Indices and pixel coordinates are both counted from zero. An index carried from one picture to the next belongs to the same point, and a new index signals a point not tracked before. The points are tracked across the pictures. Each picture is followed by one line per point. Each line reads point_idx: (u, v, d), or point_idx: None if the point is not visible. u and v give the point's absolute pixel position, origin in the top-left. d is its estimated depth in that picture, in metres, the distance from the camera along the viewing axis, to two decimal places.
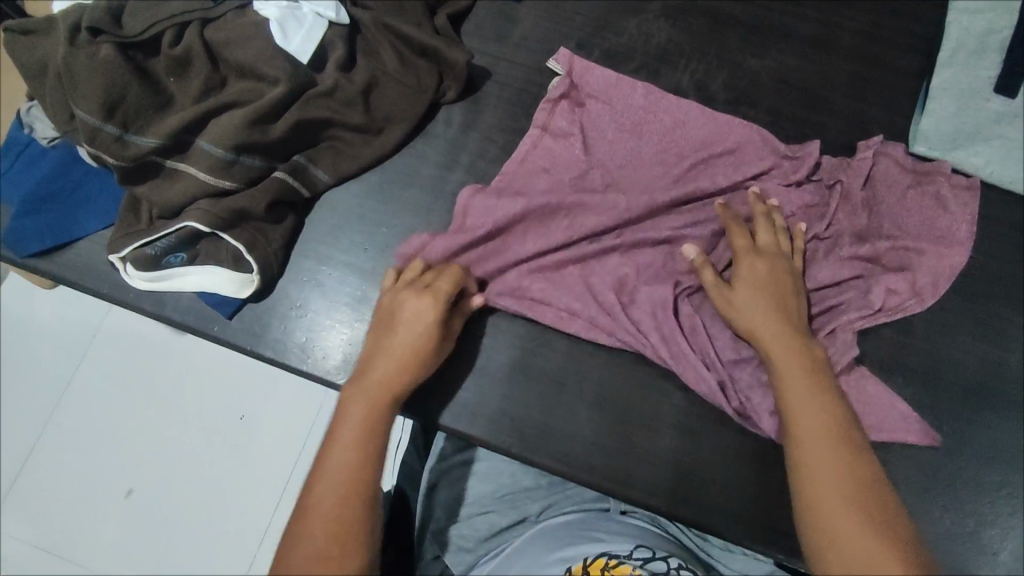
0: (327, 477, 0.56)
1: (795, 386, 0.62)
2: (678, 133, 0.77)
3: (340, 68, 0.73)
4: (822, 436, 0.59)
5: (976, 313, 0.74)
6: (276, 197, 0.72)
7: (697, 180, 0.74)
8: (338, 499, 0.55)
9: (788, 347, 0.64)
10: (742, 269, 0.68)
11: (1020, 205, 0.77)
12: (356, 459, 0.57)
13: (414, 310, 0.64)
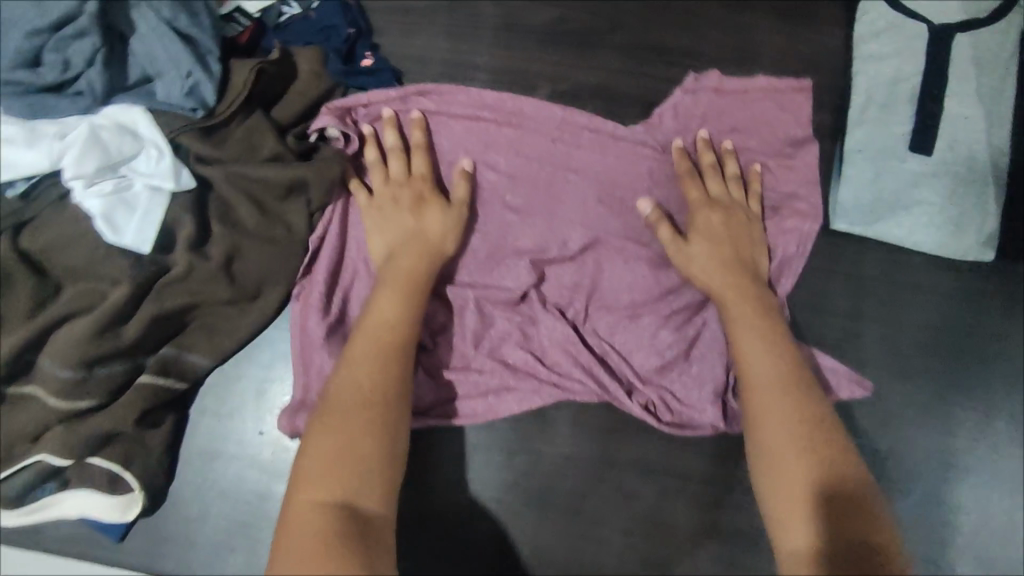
0: (318, 433, 0.58)
1: (763, 371, 0.63)
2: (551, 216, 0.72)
3: (192, 247, 0.64)
4: (800, 409, 0.60)
5: (912, 394, 0.71)
6: (145, 406, 0.64)
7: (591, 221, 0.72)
8: (356, 409, 0.59)
9: (747, 299, 0.66)
10: (698, 220, 0.69)
11: (946, 269, 0.73)
12: (355, 406, 0.60)
13: (405, 167, 0.71)
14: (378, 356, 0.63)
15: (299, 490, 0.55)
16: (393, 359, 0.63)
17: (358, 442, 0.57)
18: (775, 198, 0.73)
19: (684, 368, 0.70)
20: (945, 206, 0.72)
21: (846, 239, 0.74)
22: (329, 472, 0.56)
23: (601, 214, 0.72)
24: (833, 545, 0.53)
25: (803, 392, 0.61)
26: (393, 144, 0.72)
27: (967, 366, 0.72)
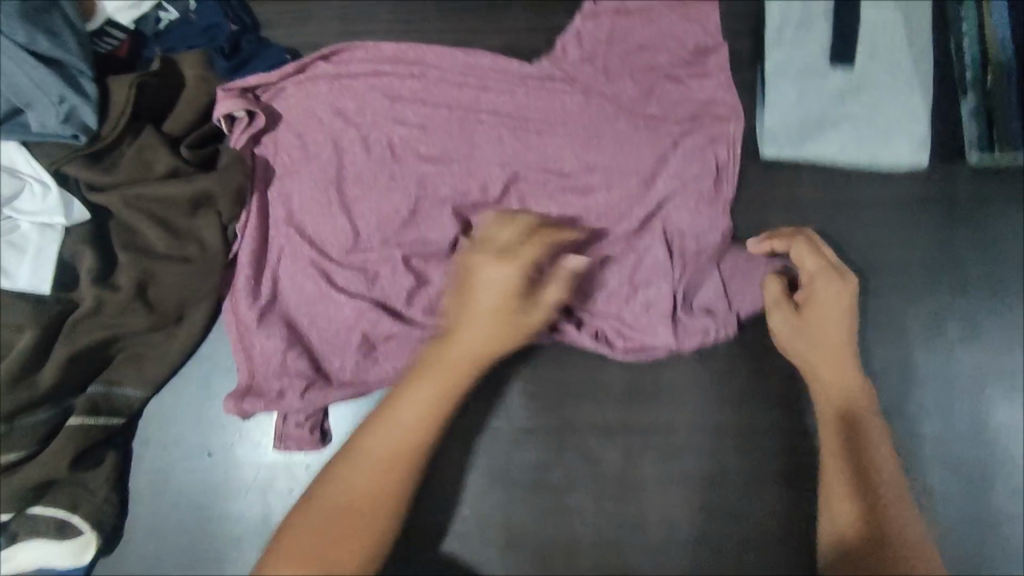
0: (416, 391, 0.57)
1: (834, 321, 0.64)
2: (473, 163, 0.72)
3: (96, 280, 0.62)
4: (850, 380, 0.63)
5: (866, 313, 0.69)
6: (79, 448, 0.62)
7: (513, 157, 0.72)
8: (377, 465, 0.54)
9: (828, 294, 0.64)
10: (817, 296, 0.65)
11: (883, 181, 0.71)
12: (442, 404, 0.57)
13: (507, 248, 0.61)
14: (441, 382, 0.58)
15: (312, 508, 0.52)
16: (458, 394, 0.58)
17: (407, 463, 0.55)
18: (697, 133, 0.71)
19: (631, 299, 0.69)
20: (874, 115, 0.70)
21: (777, 165, 0.71)
22: (348, 527, 0.52)
23: (520, 159, 0.72)
24: (862, 513, 0.56)
25: (851, 371, 0.64)
26: (491, 262, 0.60)
27: (916, 277, 0.70)
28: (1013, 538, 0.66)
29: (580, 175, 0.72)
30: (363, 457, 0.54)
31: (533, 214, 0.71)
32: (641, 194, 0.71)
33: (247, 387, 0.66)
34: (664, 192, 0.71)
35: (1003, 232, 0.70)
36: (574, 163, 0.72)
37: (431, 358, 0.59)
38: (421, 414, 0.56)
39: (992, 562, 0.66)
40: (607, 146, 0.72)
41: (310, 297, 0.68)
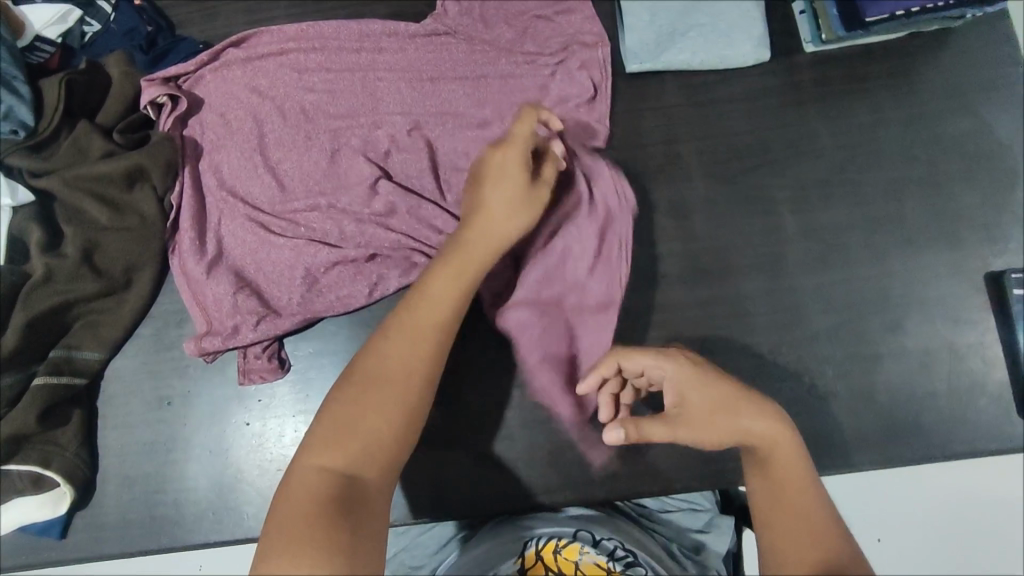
0: (442, 268, 0.60)
1: (705, 406, 0.58)
2: (377, 115, 0.79)
3: (45, 252, 0.69)
4: (741, 408, 0.57)
5: (739, 192, 0.78)
6: (44, 404, 0.68)
7: (414, 106, 0.80)
8: (404, 346, 0.56)
9: (699, 377, 0.59)
10: (680, 379, 0.59)
11: (736, 79, 0.81)
12: (461, 275, 0.60)
13: (513, 138, 0.66)
14: (474, 254, 0.61)
15: (350, 388, 0.53)
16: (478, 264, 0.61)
17: (432, 340, 0.57)
18: (569, 58, 0.80)
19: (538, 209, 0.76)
20: (717, 23, 0.80)
21: (643, 78, 0.81)
22: (378, 406, 0.53)
23: (420, 104, 0.80)
24: (822, 549, 0.50)
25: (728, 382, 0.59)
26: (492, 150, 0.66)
27: (777, 156, 0.79)
28: (895, 368, 0.74)
29: (473, 109, 0.80)
30: (397, 330, 0.57)
31: (434, 148, 0.79)
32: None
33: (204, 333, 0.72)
34: (548, 112, 0.79)
35: (846, 107, 0.80)
36: (465, 99, 0.80)
37: (451, 245, 0.62)
38: (423, 299, 0.58)
39: (881, 392, 0.74)
40: (493, 81, 0.80)
41: (249, 246, 0.75)
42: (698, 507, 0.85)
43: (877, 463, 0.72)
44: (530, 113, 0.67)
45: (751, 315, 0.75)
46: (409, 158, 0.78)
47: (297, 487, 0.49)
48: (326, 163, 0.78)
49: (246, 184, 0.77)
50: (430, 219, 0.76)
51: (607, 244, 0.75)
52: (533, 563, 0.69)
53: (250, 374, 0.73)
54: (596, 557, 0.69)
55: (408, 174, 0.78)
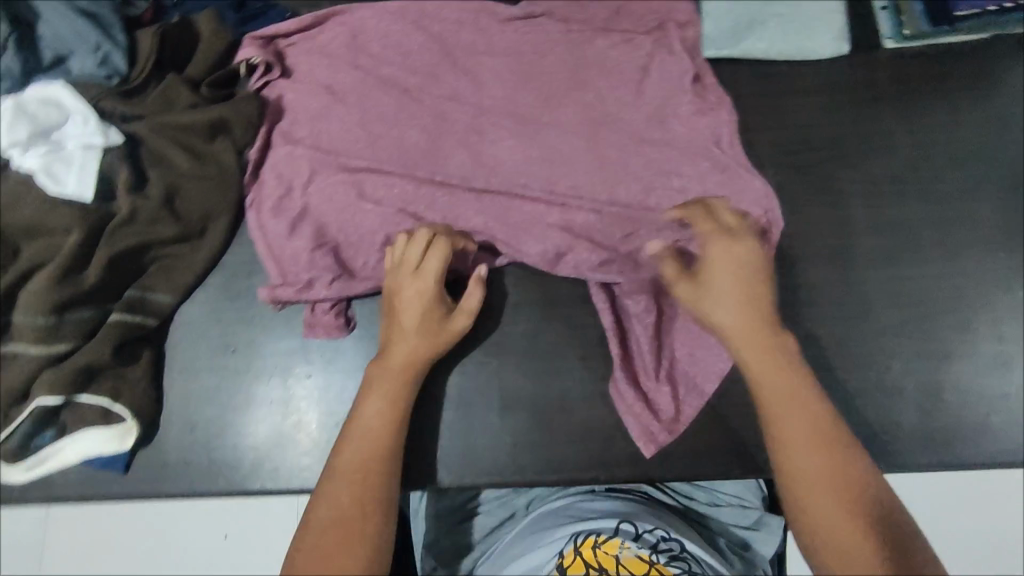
0: (368, 406, 0.67)
1: (738, 297, 0.69)
2: (456, 85, 0.81)
3: (131, 191, 0.71)
4: (773, 364, 0.66)
5: (811, 182, 0.78)
6: (118, 339, 0.70)
7: (492, 79, 0.81)
8: (354, 483, 0.63)
9: (741, 292, 0.69)
10: (711, 253, 0.71)
11: (813, 70, 0.81)
12: (387, 418, 0.67)
13: (419, 263, 0.72)
14: (382, 400, 0.67)
15: (310, 537, 0.60)
16: (396, 399, 0.68)
17: (378, 475, 0.64)
18: (646, 42, 0.81)
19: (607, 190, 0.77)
20: (797, 14, 0.81)
21: (720, 64, 0.82)
22: (343, 543, 0.60)
23: (497, 77, 0.81)
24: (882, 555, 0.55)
25: (768, 331, 0.68)
26: (414, 245, 0.72)
27: (852, 150, 0.78)
28: (964, 369, 0.73)
29: (549, 86, 0.81)
30: (339, 473, 0.63)
31: (510, 119, 0.80)
32: (603, 96, 0.81)
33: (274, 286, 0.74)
34: (624, 94, 0.80)
35: (925, 104, 0.79)
36: (541, 75, 0.81)
37: (376, 374, 0.69)
38: (372, 434, 0.65)
39: (949, 391, 0.72)
40: (570, 60, 0.82)
41: (322, 200, 0.76)
42: (745, 504, 0.86)
43: (941, 463, 0.70)
44: (441, 244, 0.72)
45: (820, 306, 0.74)
46: (484, 128, 0.79)
47: None
48: (403, 128, 0.79)
49: (325, 143, 0.79)
50: (501, 190, 0.77)
51: (675, 224, 0.76)
52: (573, 561, 0.71)
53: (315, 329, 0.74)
54: (638, 552, 0.71)
55: (482, 145, 0.79)
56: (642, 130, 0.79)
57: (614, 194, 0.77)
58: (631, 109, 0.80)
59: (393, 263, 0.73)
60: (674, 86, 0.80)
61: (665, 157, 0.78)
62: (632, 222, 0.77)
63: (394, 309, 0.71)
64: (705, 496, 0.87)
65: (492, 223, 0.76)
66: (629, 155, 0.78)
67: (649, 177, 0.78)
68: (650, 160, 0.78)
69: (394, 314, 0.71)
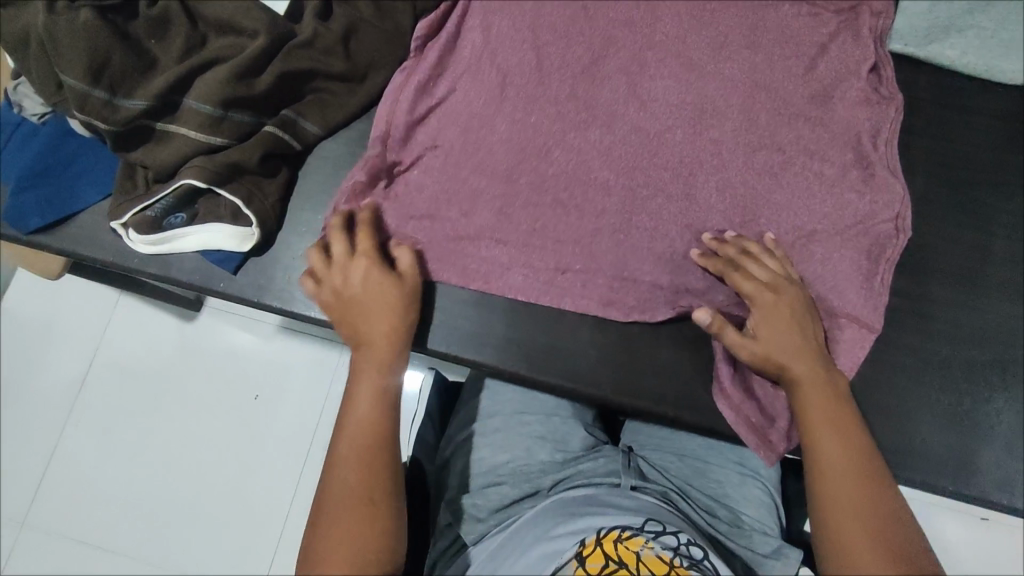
0: (362, 375, 0.66)
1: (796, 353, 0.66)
2: (633, 9, 0.81)
3: (317, 18, 0.75)
4: (831, 407, 0.64)
5: (961, 201, 0.76)
6: (266, 150, 0.74)
7: (671, 13, 0.81)
8: (356, 441, 0.63)
9: (801, 353, 0.66)
10: (760, 319, 0.67)
11: (993, 93, 0.79)
12: (384, 393, 0.65)
13: (341, 265, 0.69)
14: (377, 360, 0.66)
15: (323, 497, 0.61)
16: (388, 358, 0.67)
17: (373, 440, 0.63)
18: (833, 20, 0.80)
19: (756, 148, 0.76)
20: (996, 33, 0.78)
21: (900, 62, 0.80)
22: (354, 511, 0.59)
23: (675, 12, 0.81)
24: None
25: (822, 371, 0.66)
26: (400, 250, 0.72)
27: (1009, 181, 0.76)
28: None
29: (723, 37, 0.80)
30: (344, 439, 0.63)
31: (677, 55, 0.79)
32: (772, 61, 0.79)
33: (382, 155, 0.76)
34: (799, 62, 0.79)
35: None
36: (718, 25, 0.80)
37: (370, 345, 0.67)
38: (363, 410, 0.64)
39: None
40: (750, 18, 0.80)
41: (480, 81, 0.78)
42: (766, 530, 0.79)
43: (1012, 506, 0.69)
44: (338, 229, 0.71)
45: (933, 321, 0.73)
46: (647, 62, 0.79)
47: None
48: (572, 37, 0.80)
49: (494, 28, 0.80)
50: (650, 119, 0.77)
51: (813, 201, 0.75)
52: (592, 550, 0.65)
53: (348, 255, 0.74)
54: (660, 551, 0.65)
55: (643, 73, 0.79)
56: (807, 101, 0.77)
57: (761, 153, 0.76)
58: (801, 78, 0.78)
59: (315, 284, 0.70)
60: (850, 70, 0.78)
61: (821, 134, 0.77)
62: (772, 186, 0.75)
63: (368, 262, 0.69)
64: (728, 513, 0.79)
65: (633, 149, 0.76)
66: (785, 121, 0.77)
67: (800, 150, 0.76)
68: (805, 134, 0.77)
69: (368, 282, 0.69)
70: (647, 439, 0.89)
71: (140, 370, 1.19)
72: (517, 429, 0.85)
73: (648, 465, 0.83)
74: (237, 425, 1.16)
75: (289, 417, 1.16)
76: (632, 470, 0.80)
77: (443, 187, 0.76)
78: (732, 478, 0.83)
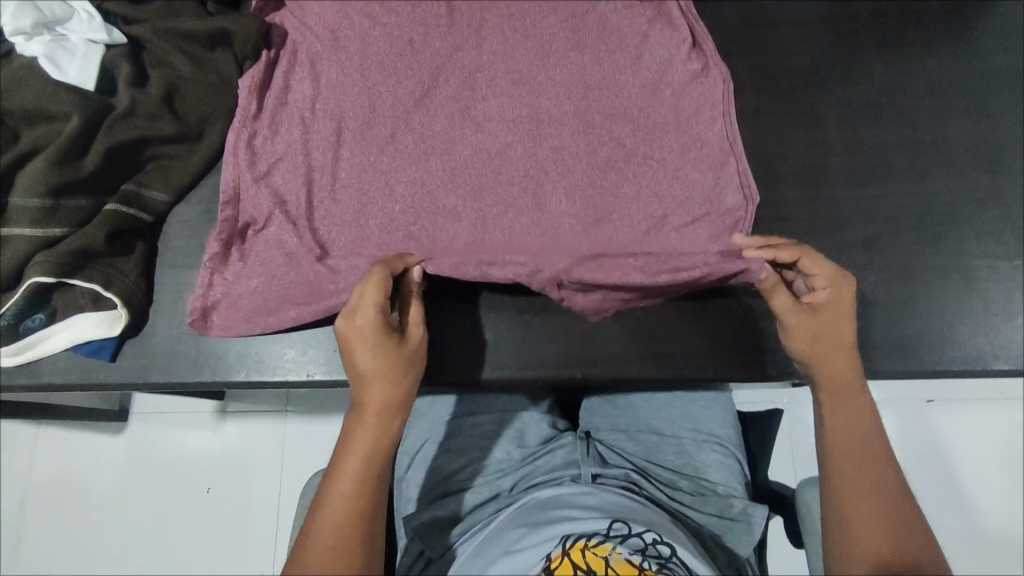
0: (343, 472, 0.60)
1: (838, 355, 0.65)
2: (449, 13, 0.84)
3: (132, 85, 0.74)
4: (863, 410, 0.64)
5: (791, 105, 0.80)
6: (113, 227, 0.71)
7: (483, 9, 0.84)
8: (330, 553, 0.57)
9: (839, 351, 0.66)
10: (820, 302, 0.67)
11: (791, 3, 0.84)
12: (363, 497, 0.59)
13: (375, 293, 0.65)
14: (361, 465, 0.60)
15: None
16: (375, 467, 0.61)
17: (349, 554, 0.57)
18: (650, 2, 0.85)
19: (591, 113, 0.80)
20: None
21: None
22: None
23: (488, 8, 0.85)
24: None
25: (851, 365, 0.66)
26: (412, 303, 0.69)
27: (830, 79, 0.81)
28: (932, 283, 0.74)
29: (548, 46, 0.83)
30: (312, 544, 0.57)
31: (498, 48, 0.83)
32: (586, 38, 0.83)
33: (235, 217, 0.76)
34: (611, 24, 0.84)
35: (898, 38, 0.82)
36: (542, 34, 0.84)
37: (358, 428, 0.62)
38: (342, 514, 0.58)
39: (919, 303, 0.73)
40: (572, 13, 0.84)
41: (317, 120, 0.80)
42: (730, 493, 0.80)
43: (908, 370, 0.72)
44: (377, 274, 0.66)
45: (793, 222, 0.76)
46: (478, 84, 0.82)
47: None
48: (396, 54, 0.83)
49: (320, 68, 0.82)
50: (489, 112, 0.81)
51: (662, 152, 0.78)
52: (559, 562, 0.63)
53: (212, 326, 0.73)
54: (628, 556, 0.64)
55: (473, 69, 0.82)
56: (626, 57, 0.82)
57: (606, 128, 0.79)
58: (614, 40, 0.83)
59: (350, 312, 0.65)
60: (658, 21, 0.84)
61: (648, 83, 0.81)
62: (614, 143, 0.79)
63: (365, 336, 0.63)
64: (688, 484, 0.81)
65: (480, 144, 0.79)
66: (620, 92, 0.81)
67: (638, 114, 0.80)
68: (646, 97, 0.80)
69: (372, 351, 0.63)
70: (602, 420, 0.90)
71: (71, 495, 1.12)
72: (471, 437, 0.83)
73: (605, 447, 0.83)
74: (187, 521, 1.10)
75: (238, 499, 1.11)
76: (592, 457, 0.79)
77: (304, 223, 0.76)
78: (688, 448, 0.84)
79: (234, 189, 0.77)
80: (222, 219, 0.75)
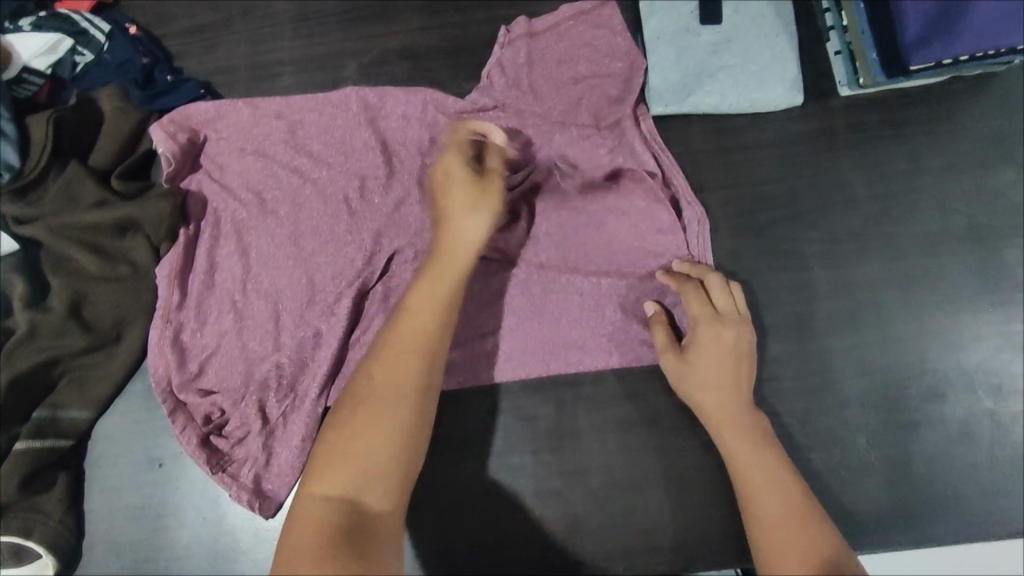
0: (417, 299, 0.61)
1: (744, 444, 0.62)
2: (388, 161, 0.75)
3: (29, 307, 0.66)
4: (754, 448, 0.61)
5: (771, 244, 0.74)
6: (26, 470, 0.64)
7: (426, 151, 0.75)
8: (399, 352, 0.58)
9: (727, 391, 0.64)
10: (699, 338, 0.67)
11: (765, 122, 0.77)
12: (433, 311, 0.60)
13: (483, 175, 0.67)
14: (433, 304, 0.61)
15: (342, 418, 0.56)
16: (444, 306, 0.61)
17: (415, 355, 0.58)
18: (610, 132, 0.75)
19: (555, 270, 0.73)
20: (747, 64, 0.76)
21: (666, 121, 0.77)
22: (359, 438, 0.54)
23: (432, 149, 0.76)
24: None
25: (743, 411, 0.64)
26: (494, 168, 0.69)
27: (811, 208, 0.75)
28: (929, 440, 0.70)
29: None
30: (383, 354, 0.58)
31: None
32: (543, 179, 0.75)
33: (190, 422, 0.69)
34: (569, 160, 0.75)
35: (880, 154, 0.76)
36: None
37: (433, 266, 0.63)
38: (414, 334, 0.59)
39: (917, 463, 0.70)
40: (524, 149, 0.76)
41: (253, 305, 0.71)
42: None
43: (905, 540, 0.69)
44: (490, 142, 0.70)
45: (776, 381, 0.71)
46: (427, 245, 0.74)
47: (304, 517, 0.51)
48: (332, 217, 0.73)
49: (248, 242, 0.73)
50: None
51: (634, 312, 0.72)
52: None
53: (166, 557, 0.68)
54: None
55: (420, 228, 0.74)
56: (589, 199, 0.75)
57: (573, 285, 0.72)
58: (573, 178, 0.75)
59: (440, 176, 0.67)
60: (622, 152, 0.74)
61: (614, 229, 0.74)
62: (581, 306, 0.72)
63: (442, 189, 0.67)
64: None
65: None
66: (583, 242, 0.74)
67: (605, 268, 0.73)
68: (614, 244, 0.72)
69: (473, 212, 0.65)
70: None
71: None
72: None
73: None
74: None
75: None
76: None
77: (253, 430, 0.69)
78: None
79: (173, 397, 0.69)
80: (183, 430, 0.68)
